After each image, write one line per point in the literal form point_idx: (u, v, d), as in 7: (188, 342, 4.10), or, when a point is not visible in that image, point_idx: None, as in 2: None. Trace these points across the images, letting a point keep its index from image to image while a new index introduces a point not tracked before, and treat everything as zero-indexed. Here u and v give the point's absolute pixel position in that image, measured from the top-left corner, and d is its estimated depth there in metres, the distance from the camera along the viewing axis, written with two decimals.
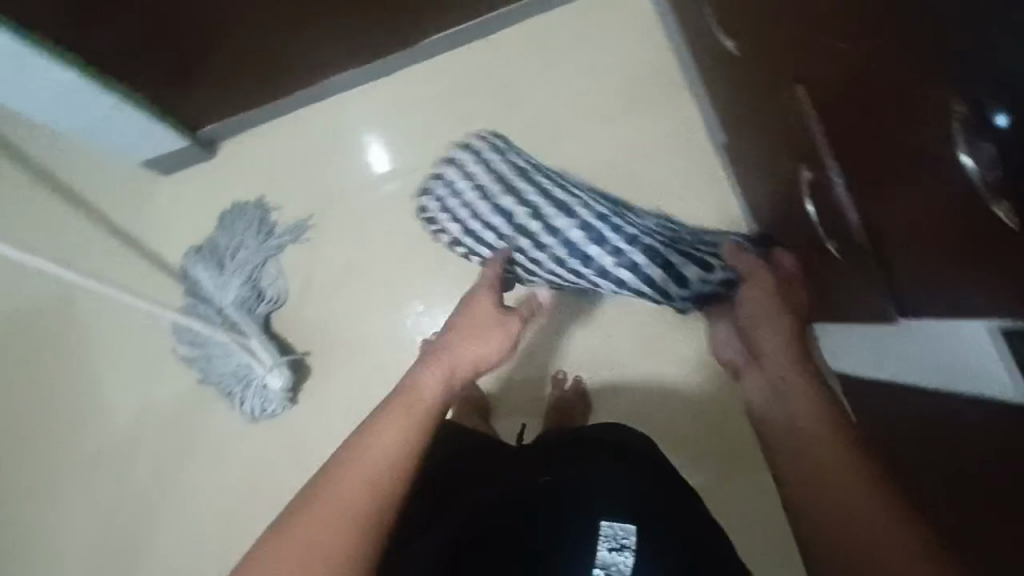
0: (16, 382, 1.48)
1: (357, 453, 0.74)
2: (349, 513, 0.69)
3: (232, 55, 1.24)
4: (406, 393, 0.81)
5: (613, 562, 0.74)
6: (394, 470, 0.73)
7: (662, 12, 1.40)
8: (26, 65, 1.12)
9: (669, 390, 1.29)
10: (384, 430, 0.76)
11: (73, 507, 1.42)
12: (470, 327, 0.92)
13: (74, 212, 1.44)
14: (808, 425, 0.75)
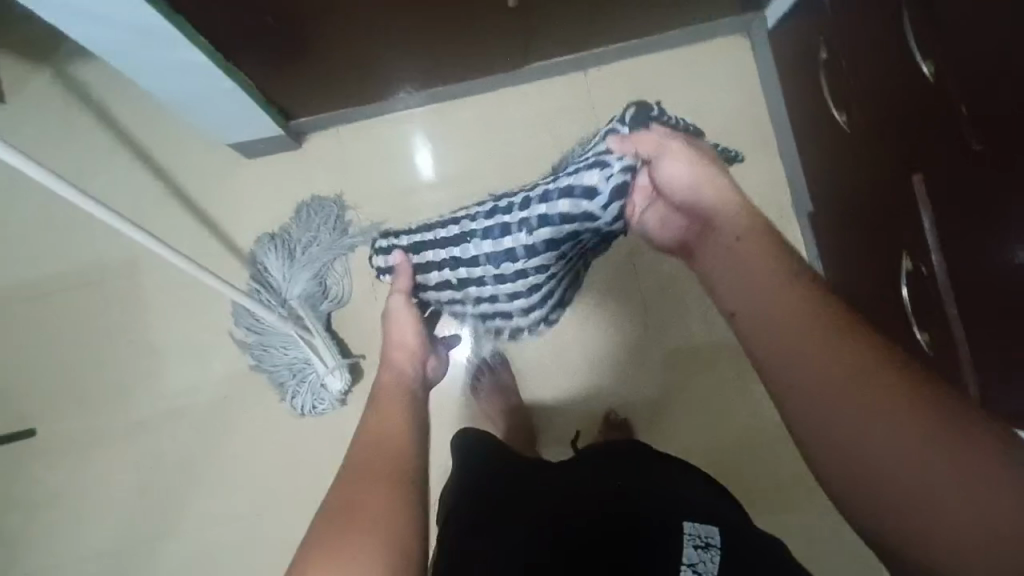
0: (57, 340, 1.45)
1: (360, 499, 0.82)
2: (381, 532, 0.77)
3: (359, 68, 1.24)
4: (363, 449, 0.93)
5: (699, 559, 0.80)
6: (402, 447, 0.93)
7: (765, 77, 1.47)
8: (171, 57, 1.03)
9: (729, 427, 1.35)
10: (368, 479, 0.86)
11: (104, 475, 1.40)
12: (391, 386, 1.10)
13: (153, 181, 1.44)
14: (801, 324, 0.71)
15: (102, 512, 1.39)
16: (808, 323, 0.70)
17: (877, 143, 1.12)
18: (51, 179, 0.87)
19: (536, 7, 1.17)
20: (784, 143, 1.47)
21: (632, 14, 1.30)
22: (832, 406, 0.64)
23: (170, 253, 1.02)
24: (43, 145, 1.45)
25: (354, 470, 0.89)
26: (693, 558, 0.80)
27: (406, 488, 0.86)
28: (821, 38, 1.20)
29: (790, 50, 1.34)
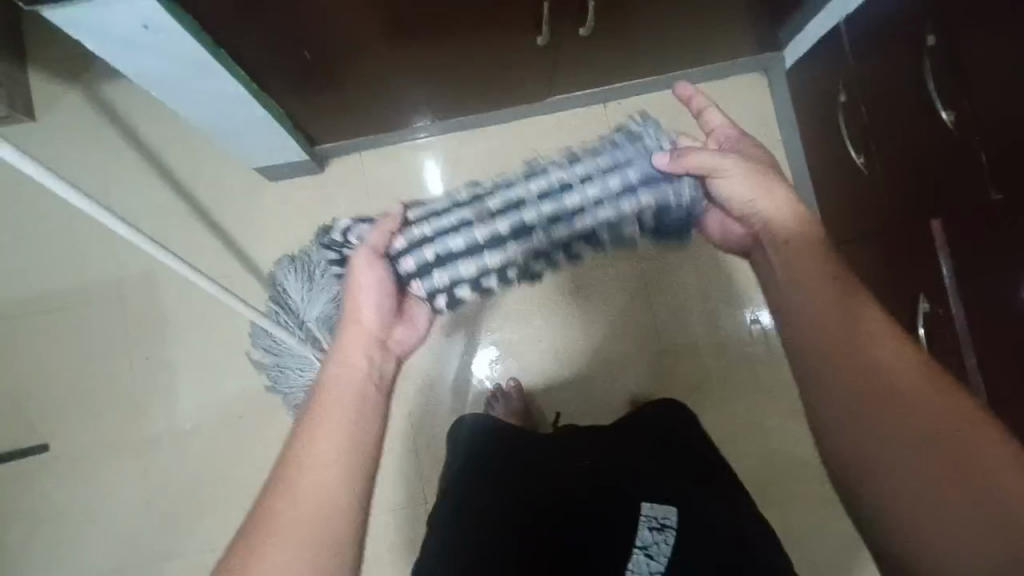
0: (69, 354, 1.44)
1: (300, 466, 0.75)
2: (320, 511, 0.73)
3: (392, 100, 1.28)
4: (323, 390, 0.83)
5: (653, 539, 0.89)
6: (340, 461, 0.77)
7: (782, 117, 1.50)
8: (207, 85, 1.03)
9: (759, 442, 1.42)
10: (321, 427, 0.79)
11: (112, 492, 1.39)
12: (359, 293, 0.96)
13: (176, 199, 1.46)
14: (873, 352, 0.74)
15: (109, 530, 1.39)
16: (867, 323, 0.76)
17: (896, 186, 1.14)
18: (97, 213, 0.87)
19: (565, 47, 1.20)
20: (799, 179, 1.50)
21: (657, 53, 1.33)
22: (891, 423, 0.69)
23: (215, 288, 1.05)
24: (68, 160, 1.46)
25: (309, 409, 0.82)
26: (647, 540, 0.89)
27: (353, 456, 0.77)
28: (840, 82, 1.23)
29: (808, 90, 1.37)
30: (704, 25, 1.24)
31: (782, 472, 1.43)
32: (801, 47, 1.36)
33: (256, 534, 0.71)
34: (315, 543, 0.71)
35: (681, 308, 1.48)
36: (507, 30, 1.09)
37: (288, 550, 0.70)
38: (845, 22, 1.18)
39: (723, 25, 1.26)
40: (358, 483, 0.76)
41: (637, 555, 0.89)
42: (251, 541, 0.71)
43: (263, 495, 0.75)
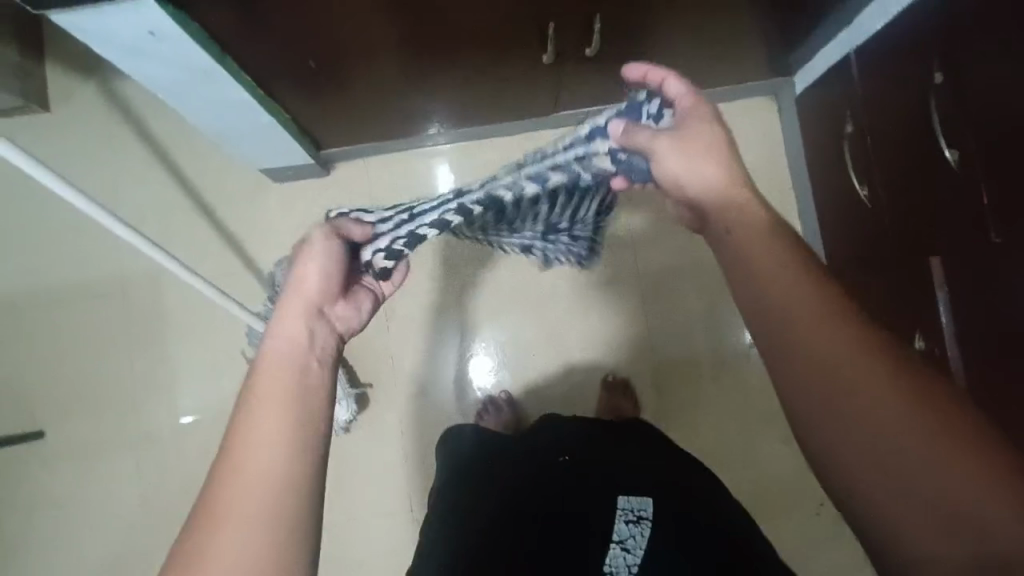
0: (69, 345, 1.46)
1: (238, 440, 0.63)
2: (263, 489, 0.60)
3: (398, 110, 1.29)
4: (262, 370, 0.69)
5: (630, 532, 0.88)
6: (279, 454, 0.62)
7: (789, 140, 1.50)
8: (216, 93, 1.04)
9: (738, 455, 1.43)
10: (262, 411, 0.65)
11: (105, 483, 1.41)
12: (304, 262, 0.79)
13: (182, 197, 1.48)
14: (806, 316, 0.62)
15: (98, 521, 1.40)
16: (811, 292, 0.63)
17: (899, 219, 1.13)
18: (100, 215, 0.89)
19: (572, 65, 1.20)
20: (804, 205, 1.49)
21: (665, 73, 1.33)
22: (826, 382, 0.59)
23: (211, 291, 1.06)
24: (79, 154, 1.49)
25: (244, 396, 0.67)
26: (623, 533, 0.88)
27: (301, 413, 0.66)
28: (847, 111, 1.22)
29: (816, 117, 1.36)
30: (712, 50, 1.24)
31: (781, 482, 1.42)
32: (811, 73, 1.35)
33: (192, 540, 0.58)
34: (263, 529, 0.58)
35: (683, 324, 1.47)
36: (514, 47, 1.09)
37: (232, 543, 0.57)
38: (855, 51, 1.17)
39: (733, 49, 1.25)
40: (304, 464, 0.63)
41: (613, 548, 0.87)
42: (188, 551, 0.57)
43: (200, 494, 0.61)
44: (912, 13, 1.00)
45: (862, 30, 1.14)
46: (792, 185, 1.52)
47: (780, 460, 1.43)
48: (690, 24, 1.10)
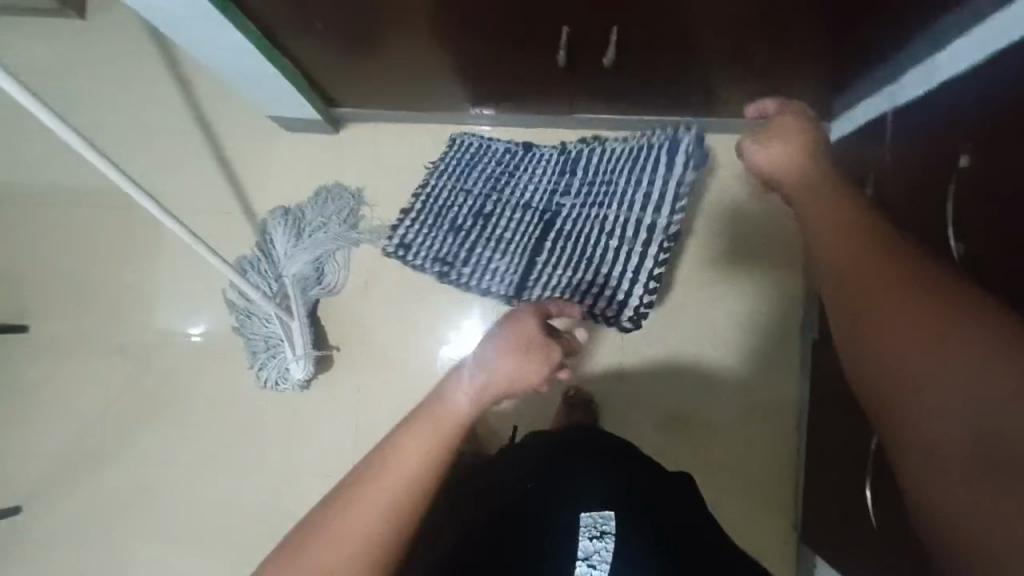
0: (64, 248, 1.51)
1: (386, 472, 0.76)
2: (379, 519, 0.74)
3: (408, 80, 1.26)
4: (436, 420, 0.80)
5: (594, 550, 0.82)
6: (402, 510, 0.75)
7: None
8: (210, 26, 1.04)
9: (720, 480, 1.39)
10: (408, 455, 0.77)
11: (72, 385, 1.47)
12: (512, 348, 0.85)
13: (194, 128, 1.49)
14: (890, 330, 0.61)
15: (61, 419, 1.47)
16: (897, 312, 0.62)
17: None
18: (84, 149, 0.89)
19: (591, 68, 1.16)
20: None
21: (693, 94, 1.27)
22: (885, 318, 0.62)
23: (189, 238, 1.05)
24: (107, 65, 1.51)
25: (406, 421, 0.81)
26: (589, 549, 0.82)
27: (424, 482, 0.76)
28: (871, 173, 1.14)
29: (841, 173, 1.28)
30: (740, 79, 1.17)
31: (762, 508, 1.38)
32: (848, 122, 1.27)
33: (325, 523, 0.74)
34: (368, 544, 0.73)
35: (671, 345, 1.43)
36: (530, 41, 1.05)
37: (347, 550, 0.72)
38: (892, 110, 1.09)
39: (766, 83, 1.18)
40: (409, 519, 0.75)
41: (579, 566, 0.81)
42: (320, 521, 0.75)
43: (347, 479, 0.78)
44: (955, 84, 0.92)
45: (904, 89, 1.06)
46: None
47: (748, 499, 1.39)
48: (718, 50, 1.05)
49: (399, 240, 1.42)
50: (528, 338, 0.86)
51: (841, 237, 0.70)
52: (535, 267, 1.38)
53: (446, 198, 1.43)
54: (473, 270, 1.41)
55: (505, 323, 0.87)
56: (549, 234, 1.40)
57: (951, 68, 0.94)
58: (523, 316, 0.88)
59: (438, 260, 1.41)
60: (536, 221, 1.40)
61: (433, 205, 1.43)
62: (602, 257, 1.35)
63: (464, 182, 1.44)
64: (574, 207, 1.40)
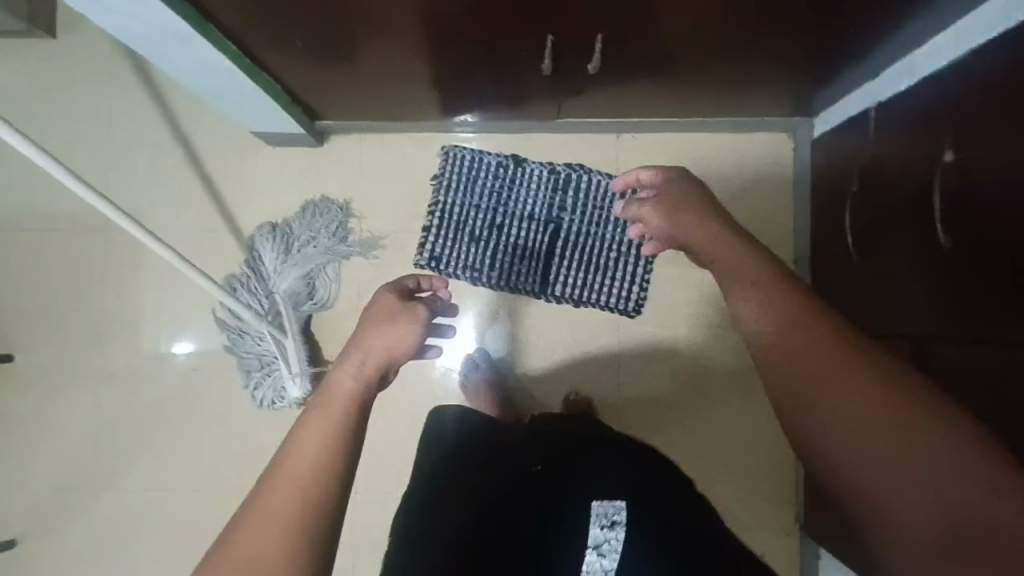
0: (45, 274, 1.47)
1: (299, 444, 0.75)
2: (296, 501, 0.70)
3: (392, 91, 1.25)
4: (325, 395, 0.82)
5: (604, 538, 0.83)
6: (319, 471, 0.73)
7: (798, 186, 1.44)
8: (189, 48, 1.01)
9: (719, 468, 1.41)
10: (308, 438, 0.75)
11: (62, 413, 1.44)
12: (379, 324, 0.92)
13: (175, 146, 1.47)
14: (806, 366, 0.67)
15: (49, 449, 1.44)
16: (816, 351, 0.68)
17: (889, 295, 1.08)
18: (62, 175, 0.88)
19: (574, 73, 1.16)
20: (801, 251, 1.43)
21: (678, 95, 1.27)
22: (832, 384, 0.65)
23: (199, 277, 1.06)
24: (80, 85, 1.48)
25: (310, 409, 0.80)
26: (600, 538, 0.84)
27: (346, 445, 0.76)
28: (857, 168, 1.16)
29: (826, 168, 1.29)
30: (726, 78, 1.17)
31: (760, 499, 1.41)
32: (831, 118, 1.28)
33: (239, 529, 0.69)
34: (290, 533, 0.68)
35: (666, 344, 1.44)
36: (515, 48, 1.05)
37: (266, 543, 0.67)
38: (875, 105, 1.10)
39: (749, 81, 1.19)
40: (333, 488, 0.72)
41: (589, 554, 0.84)
42: (234, 530, 0.70)
43: (257, 482, 0.74)
44: (938, 79, 0.94)
45: (887, 84, 1.07)
46: (792, 234, 1.46)
47: (747, 486, 1.41)
48: (703, 53, 1.05)
49: (428, 253, 1.43)
50: (378, 308, 0.95)
51: (766, 294, 0.74)
52: (551, 266, 1.43)
53: (458, 213, 1.44)
54: (500, 275, 1.44)
55: (387, 300, 0.97)
56: (559, 241, 1.43)
57: (932, 65, 0.96)
58: (379, 300, 0.97)
59: (468, 268, 1.44)
60: (546, 229, 1.44)
61: (447, 221, 1.44)
62: (615, 257, 1.42)
63: (471, 195, 1.45)
64: (575, 215, 1.43)
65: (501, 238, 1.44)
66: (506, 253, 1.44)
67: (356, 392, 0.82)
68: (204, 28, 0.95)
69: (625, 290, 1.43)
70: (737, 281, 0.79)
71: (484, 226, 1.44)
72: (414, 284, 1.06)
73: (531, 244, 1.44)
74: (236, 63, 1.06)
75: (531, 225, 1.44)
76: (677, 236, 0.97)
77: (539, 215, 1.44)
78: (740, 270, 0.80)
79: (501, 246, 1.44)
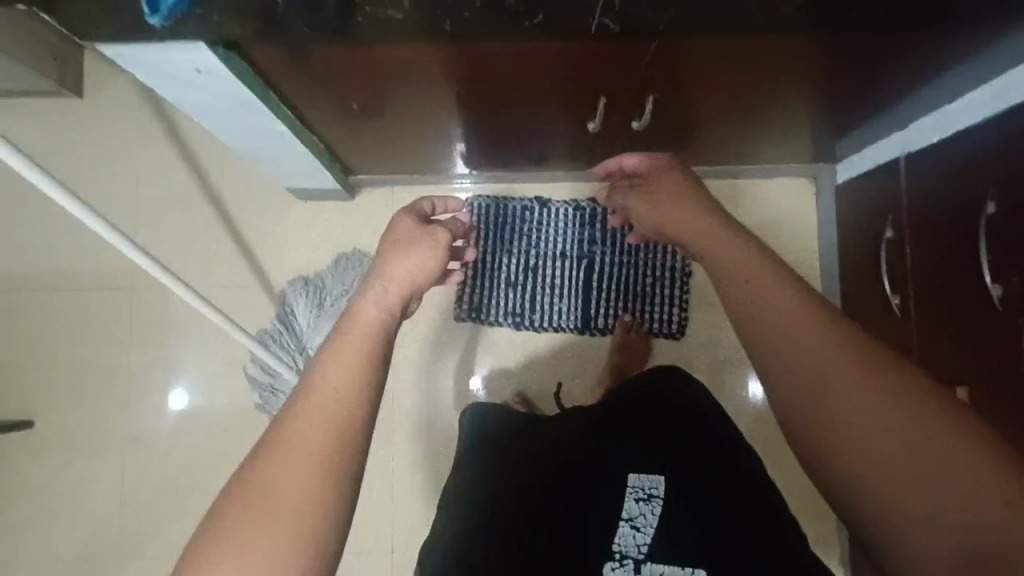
0: (68, 334, 1.44)
1: (320, 377, 0.66)
2: (325, 436, 0.62)
3: (431, 148, 1.26)
4: (348, 322, 0.73)
5: (640, 510, 0.85)
6: (349, 401, 0.65)
7: (824, 227, 1.48)
8: (251, 120, 1.01)
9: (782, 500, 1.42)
10: (335, 370, 0.67)
11: (86, 478, 1.39)
12: (397, 251, 0.87)
13: (205, 202, 1.46)
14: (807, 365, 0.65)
15: (73, 516, 1.38)
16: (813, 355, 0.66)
17: (928, 340, 1.10)
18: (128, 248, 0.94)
19: (614, 133, 1.19)
20: (830, 293, 1.46)
21: (709, 147, 1.31)
22: (842, 400, 0.63)
23: (223, 321, 1.11)
24: (107, 143, 1.47)
25: (328, 338, 0.72)
26: (634, 511, 0.85)
27: (376, 376, 0.68)
28: (890, 215, 1.19)
29: (855, 212, 1.33)
30: (759, 131, 1.21)
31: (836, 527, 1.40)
32: (856, 165, 1.32)
33: (259, 468, 0.61)
34: (318, 471, 0.61)
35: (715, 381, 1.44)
36: (561, 112, 1.07)
37: (283, 494, 0.59)
38: (905, 156, 1.15)
39: (781, 133, 1.22)
40: (363, 421, 0.65)
41: (623, 526, 0.85)
42: (251, 467, 0.61)
43: (273, 419, 0.65)
44: (974, 135, 0.98)
45: (917, 137, 1.11)
46: (819, 273, 1.50)
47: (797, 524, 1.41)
48: (744, 110, 1.09)
49: (468, 304, 1.46)
50: (396, 236, 0.90)
51: (776, 311, 0.69)
52: (585, 310, 1.46)
53: (491, 263, 1.46)
54: (543, 317, 1.46)
55: (405, 222, 0.92)
56: (595, 275, 1.46)
57: (966, 121, 1.00)
58: (396, 223, 0.93)
59: (510, 314, 1.46)
60: (578, 273, 1.46)
61: (480, 272, 1.46)
62: (651, 282, 1.45)
63: (502, 243, 1.47)
64: (606, 247, 1.46)
65: (535, 284, 1.46)
66: (540, 300, 1.46)
67: (379, 323, 0.74)
68: (272, 102, 0.95)
69: (659, 333, 1.45)
70: (738, 283, 0.75)
71: (517, 273, 1.46)
72: (430, 207, 1.00)
73: (563, 289, 1.46)
74: (293, 131, 1.07)
75: (563, 271, 1.46)
76: (661, 225, 0.91)
77: (570, 261, 1.46)
78: (744, 276, 0.74)
79: (534, 293, 1.46)
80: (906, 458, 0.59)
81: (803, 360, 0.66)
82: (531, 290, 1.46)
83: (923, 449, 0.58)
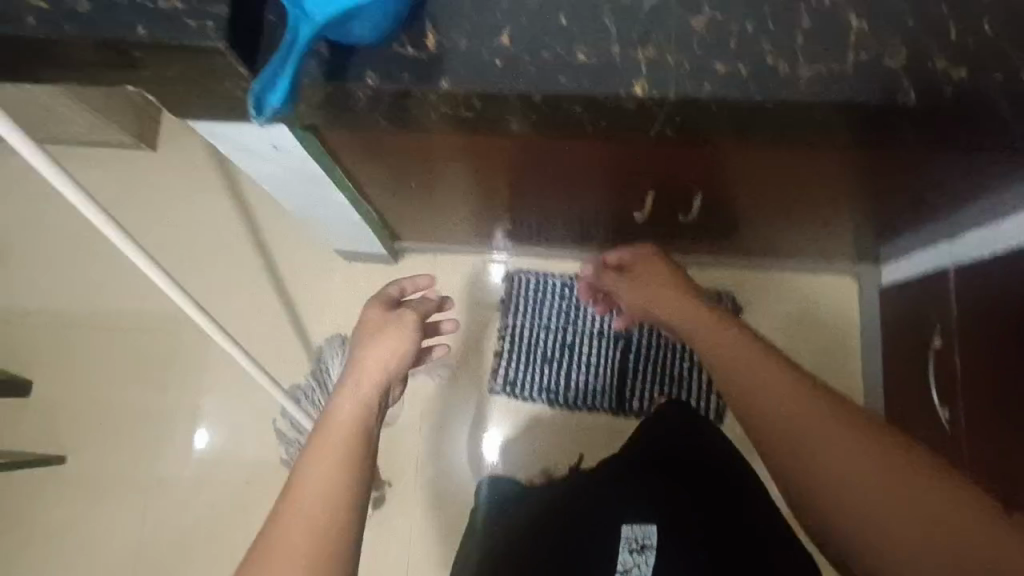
0: (110, 373, 1.48)
1: (295, 502, 0.68)
2: (313, 542, 0.66)
3: (477, 222, 1.30)
4: (323, 430, 0.75)
5: (634, 562, 0.84)
6: (324, 524, 0.67)
7: (866, 325, 1.45)
8: (312, 190, 1.06)
9: None
10: (311, 486, 0.69)
11: (107, 519, 1.39)
12: (370, 337, 0.87)
13: (255, 256, 1.52)
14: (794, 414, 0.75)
15: (90, 557, 1.38)
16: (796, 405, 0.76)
17: (981, 457, 1.05)
18: (186, 304, 0.97)
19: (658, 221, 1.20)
20: (872, 393, 1.41)
21: (752, 240, 1.31)
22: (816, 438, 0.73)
23: (263, 376, 1.13)
24: (172, 195, 1.55)
25: (309, 445, 0.74)
26: (628, 564, 0.85)
27: (358, 480, 0.71)
28: (939, 321, 1.16)
29: (900, 313, 1.31)
30: (804, 228, 1.21)
31: None
32: (903, 269, 1.31)
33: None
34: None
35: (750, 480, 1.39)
36: (608, 198, 1.10)
37: None
38: (953, 265, 1.14)
39: (826, 231, 1.23)
40: (349, 526, 0.68)
41: None
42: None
43: (260, 531, 0.68)
44: None
45: (966, 247, 1.11)
46: (861, 372, 1.46)
47: None
48: (790, 209, 1.10)
49: (503, 376, 1.45)
50: (375, 328, 0.89)
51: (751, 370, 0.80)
52: (621, 388, 1.44)
53: (528, 335, 1.47)
54: (577, 394, 1.44)
55: (376, 305, 0.93)
56: (631, 355, 1.45)
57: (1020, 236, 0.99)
58: (372, 323, 0.90)
59: (545, 390, 1.44)
60: (616, 351, 1.45)
61: (517, 343, 1.46)
62: (688, 364, 1.44)
63: (540, 317, 1.47)
64: (644, 326, 1.45)
65: (572, 359, 1.45)
66: (576, 375, 1.45)
67: (355, 422, 0.76)
68: (336, 175, 1.00)
69: None
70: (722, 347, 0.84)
71: (554, 347, 1.46)
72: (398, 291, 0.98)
73: (600, 366, 1.45)
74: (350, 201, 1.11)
75: (601, 348, 1.46)
76: (650, 299, 0.96)
77: (609, 339, 1.46)
78: (728, 340, 0.84)
79: (571, 369, 1.45)
80: (883, 504, 0.69)
81: (779, 410, 0.76)
82: (567, 365, 1.45)
83: (898, 499, 0.68)
